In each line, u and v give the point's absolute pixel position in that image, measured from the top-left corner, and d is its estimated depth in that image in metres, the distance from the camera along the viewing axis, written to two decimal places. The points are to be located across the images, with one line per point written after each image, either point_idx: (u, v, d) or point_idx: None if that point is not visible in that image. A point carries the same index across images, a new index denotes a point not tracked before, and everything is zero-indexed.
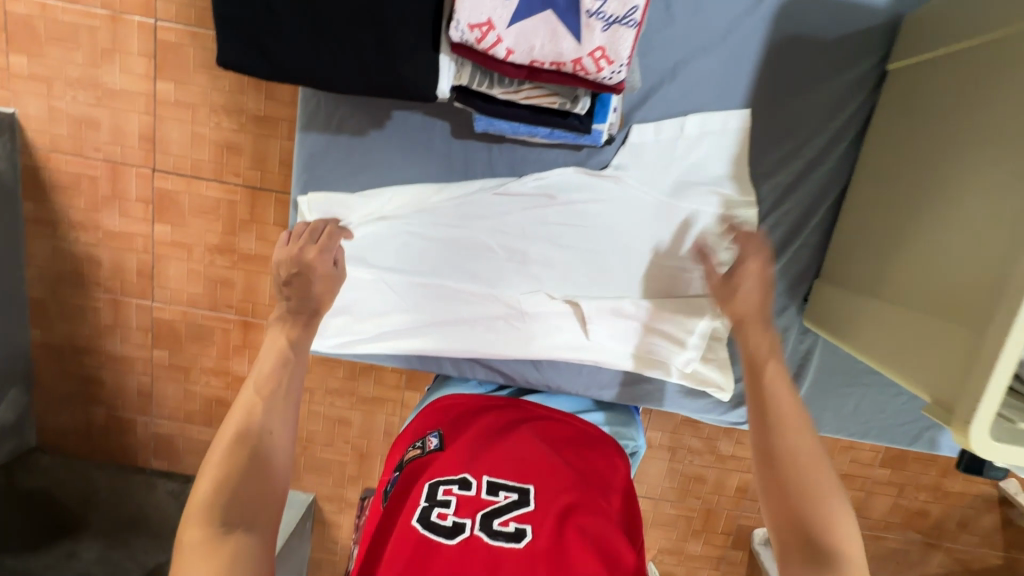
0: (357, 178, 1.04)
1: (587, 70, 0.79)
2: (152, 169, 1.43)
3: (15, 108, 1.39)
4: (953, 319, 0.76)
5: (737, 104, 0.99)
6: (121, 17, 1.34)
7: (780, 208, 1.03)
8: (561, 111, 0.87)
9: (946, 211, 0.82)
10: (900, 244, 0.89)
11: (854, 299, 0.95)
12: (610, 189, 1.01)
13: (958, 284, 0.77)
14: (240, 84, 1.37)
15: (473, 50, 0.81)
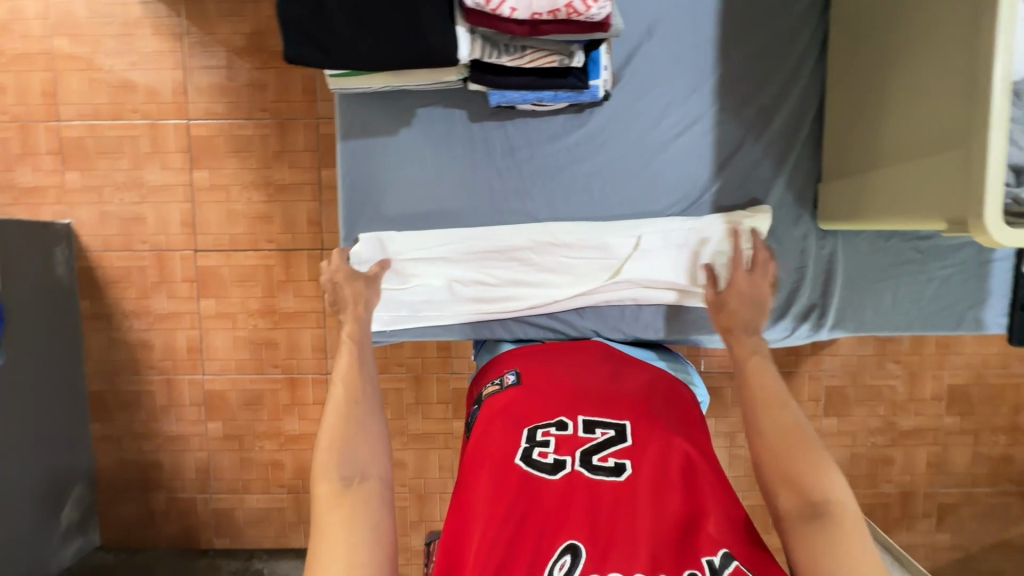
0: (383, 182, 0.94)
1: (579, 12, 0.72)
2: (194, 250, 1.56)
3: (72, 218, 1.56)
4: (939, 143, 0.73)
5: (708, 45, 0.92)
6: (159, 123, 1.54)
7: (769, 130, 0.94)
8: (561, 68, 0.79)
9: (905, 55, 0.79)
10: (876, 105, 0.85)
11: (852, 178, 0.88)
12: (626, 147, 0.94)
13: (935, 113, 0.74)
14: (265, 160, 1.54)
15: (476, 14, 0.74)
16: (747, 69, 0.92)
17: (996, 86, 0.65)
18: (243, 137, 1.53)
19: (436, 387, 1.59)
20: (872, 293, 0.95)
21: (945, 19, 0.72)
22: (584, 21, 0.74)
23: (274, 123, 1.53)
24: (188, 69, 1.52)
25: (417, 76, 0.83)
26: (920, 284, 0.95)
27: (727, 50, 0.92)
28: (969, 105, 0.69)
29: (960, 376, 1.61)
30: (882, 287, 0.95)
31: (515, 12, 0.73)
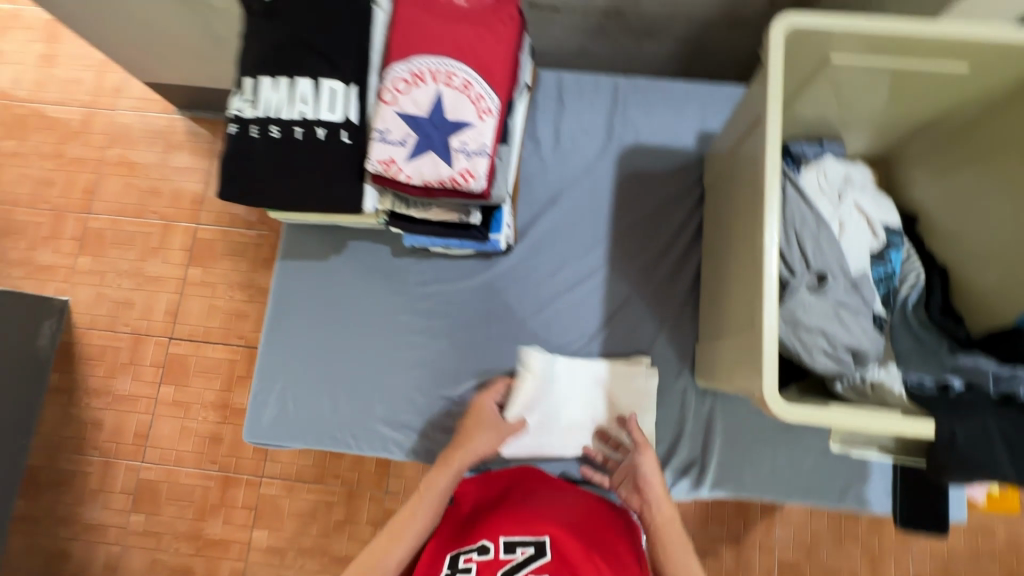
0: (304, 303, 1.00)
1: (460, 184, 0.72)
2: (169, 338, 1.67)
3: (71, 296, 1.71)
4: (740, 323, 0.70)
5: (602, 212, 0.99)
6: (172, 224, 1.75)
7: (653, 288, 0.97)
8: (462, 223, 0.83)
9: (729, 232, 0.77)
10: (714, 272, 0.84)
11: (706, 342, 0.83)
12: (519, 290, 0.98)
13: (737, 292, 0.72)
14: (254, 265, 1.70)
15: (378, 177, 0.73)
16: (634, 235, 0.98)
17: (770, 275, 0.62)
18: (240, 244, 1.72)
19: (368, 506, 1.54)
20: (756, 457, 0.94)
21: (743, 209, 0.72)
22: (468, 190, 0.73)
23: (270, 235, 1.72)
24: (209, 183, 1.77)
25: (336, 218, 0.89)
26: (801, 452, 0.94)
27: (617, 217, 0.98)
28: (751, 291, 0.66)
29: (927, 566, 1.48)
30: (766, 453, 0.94)
31: (409, 178, 0.71)
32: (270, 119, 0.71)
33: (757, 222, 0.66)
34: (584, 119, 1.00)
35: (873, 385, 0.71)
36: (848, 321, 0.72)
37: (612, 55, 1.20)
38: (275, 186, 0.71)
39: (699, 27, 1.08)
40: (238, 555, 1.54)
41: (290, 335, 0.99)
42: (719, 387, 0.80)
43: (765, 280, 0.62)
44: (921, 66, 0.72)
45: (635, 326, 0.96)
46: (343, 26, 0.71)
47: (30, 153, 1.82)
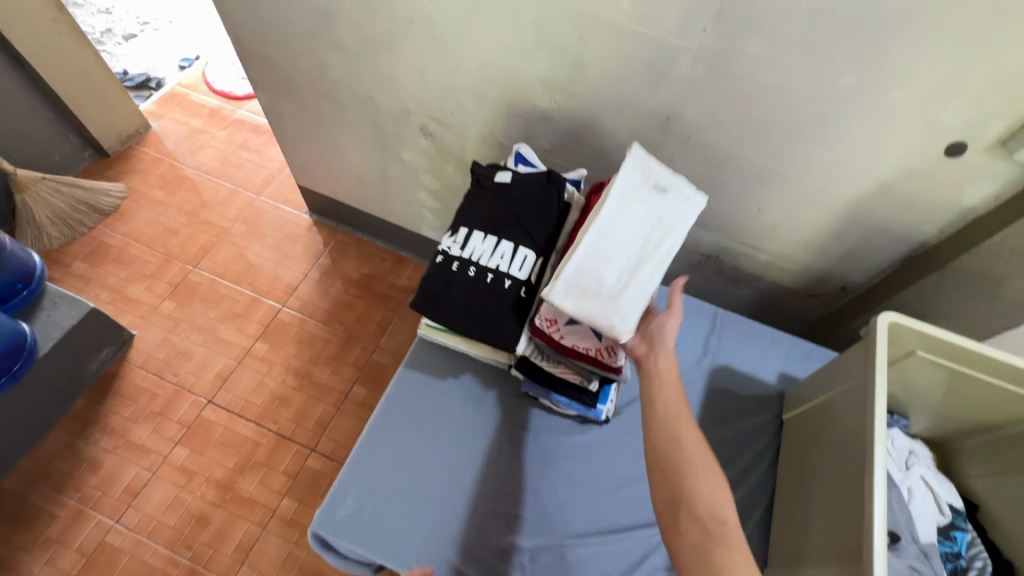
0: (415, 406, 0.99)
1: None
2: (208, 400, 1.69)
3: (138, 332, 1.78)
4: (834, 556, 0.75)
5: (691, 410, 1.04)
6: (260, 299, 1.90)
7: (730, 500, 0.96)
8: (579, 386, 0.94)
9: (816, 468, 0.87)
10: (792, 499, 0.90)
11: (781, 571, 0.85)
12: (609, 458, 0.97)
13: (831, 525, 0.78)
14: (317, 358, 1.79)
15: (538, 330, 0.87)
16: (717, 440, 1.02)
17: (876, 524, 0.70)
18: (312, 335, 1.84)
19: None
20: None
21: (840, 450, 0.82)
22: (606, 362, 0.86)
23: (342, 335, 1.84)
24: (308, 275, 1.96)
25: (468, 346, 0.99)
26: None
27: (706, 419, 1.04)
28: (853, 528, 0.73)
29: None
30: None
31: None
32: (472, 262, 0.89)
33: (859, 475, 0.76)
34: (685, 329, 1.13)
35: None
36: None
37: (700, 286, 1.44)
38: (456, 313, 0.87)
39: (779, 288, 1.32)
40: None
41: (388, 428, 0.96)
42: None
43: (871, 528, 0.69)
44: (983, 379, 0.88)
45: None
46: (548, 216, 0.92)
47: (172, 205, 2.09)
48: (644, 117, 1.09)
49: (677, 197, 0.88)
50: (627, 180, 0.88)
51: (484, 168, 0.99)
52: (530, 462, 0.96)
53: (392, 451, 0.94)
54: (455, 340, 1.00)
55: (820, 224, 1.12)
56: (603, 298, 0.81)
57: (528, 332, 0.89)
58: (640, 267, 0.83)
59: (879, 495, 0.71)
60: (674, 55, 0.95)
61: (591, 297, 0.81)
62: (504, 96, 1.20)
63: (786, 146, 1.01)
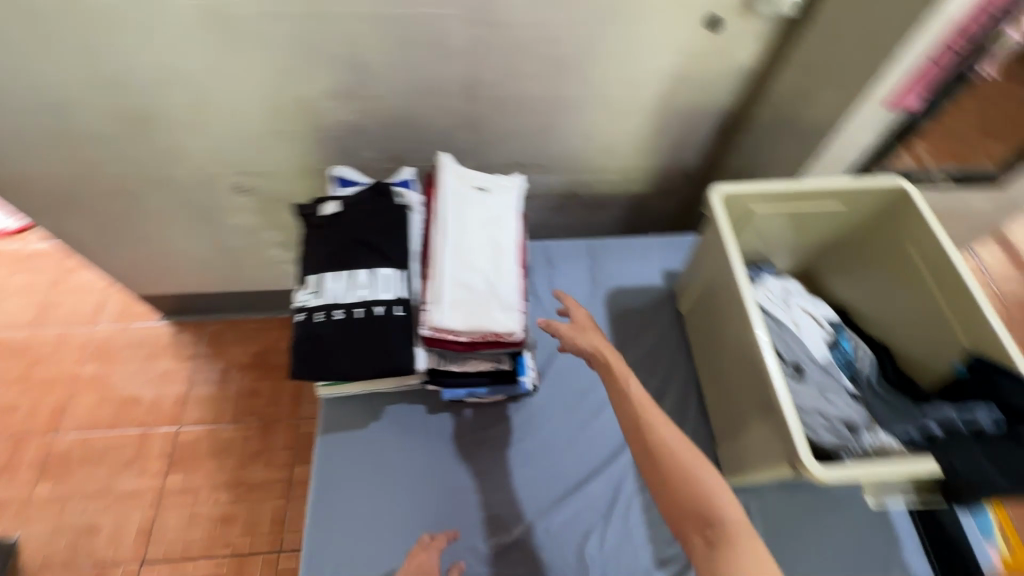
0: (349, 468, 0.94)
1: (498, 335, 0.85)
2: (141, 562, 1.49)
3: (21, 534, 1.51)
4: (758, 409, 0.82)
5: (605, 340, 1.08)
6: (150, 431, 1.68)
7: (668, 403, 1.01)
8: (495, 371, 0.94)
9: (719, 342, 0.94)
10: (713, 377, 0.97)
11: (725, 441, 0.93)
12: (551, 421, 0.99)
13: (746, 384, 0.85)
14: (242, 460, 1.64)
15: (430, 338, 0.85)
16: (636, 357, 1.06)
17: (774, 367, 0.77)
18: (226, 439, 1.67)
19: None
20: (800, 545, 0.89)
21: (729, 317, 0.89)
22: (504, 338, 0.86)
23: (258, 425, 1.69)
24: (193, 382, 1.77)
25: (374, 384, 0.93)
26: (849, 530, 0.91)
27: (620, 342, 1.08)
28: (762, 378, 0.80)
29: None
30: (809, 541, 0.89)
31: (458, 336, 0.84)
32: (336, 305, 0.83)
33: (747, 336, 0.83)
34: (567, 276, 1.16)
35: None
36: (836, 398, 0.87)
37: (573, 223, 1.48)
38: (341, 361, 0.81)
39: (637, 197, 1.40)
40: None
41: (330, 502, 0.91)
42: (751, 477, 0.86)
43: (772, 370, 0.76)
44: (811, 207, 0.99)
45: None
46: (393, 227, 0.89)
47: None
48: (447, 93, 1.07)
49: (498, 196, 0.95)
50: (452, 192, 0.91)
51: (307, 205, 0.92)
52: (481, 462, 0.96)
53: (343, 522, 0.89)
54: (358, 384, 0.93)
55: (642, 129, 1.19)
56: (484, 300, 0.85)
57: (422, 345, 0.87)
58: (499, 256, 0.89)
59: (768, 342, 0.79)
60: (443, 24, 0.94)
61: (473, 303, 0.84)
62: (304, 123, 1.12)
63: (582, 73, 1.04)
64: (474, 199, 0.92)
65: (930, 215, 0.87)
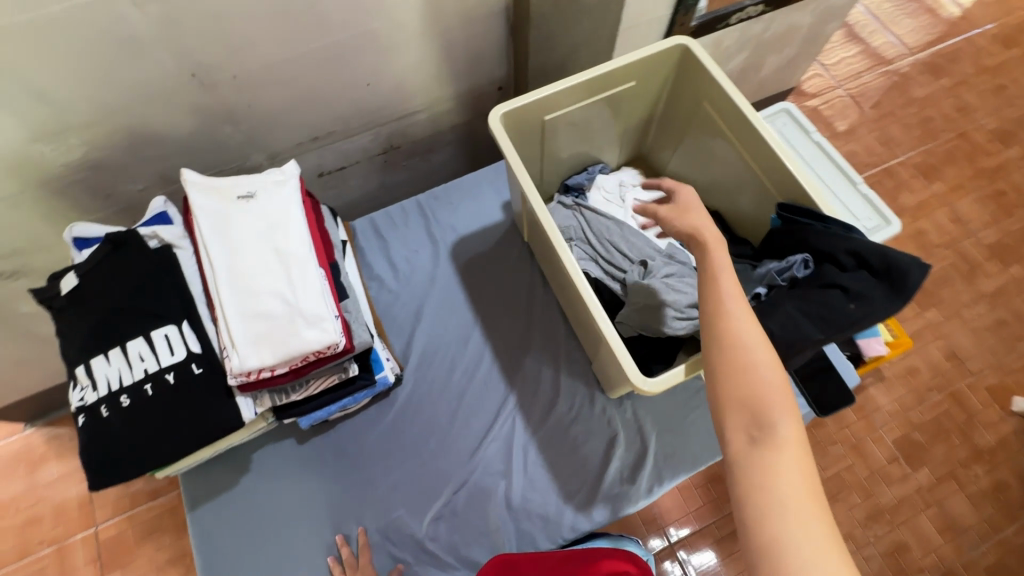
0: (231, 534, 0.87)
1: (318, 352, 0.76)
2: None
3: None
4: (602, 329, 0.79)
5: (460, 299, 1.02)
6: (67, 542, 1.55)
7: (537, 341, 0.97)
8: (345, 380, 0.85)
9: (559, 267, 0.89)
10: (568, 301, 0.94)
11: (596, 359, 0.91)
12: (427, 403, 0.94)
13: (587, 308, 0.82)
14: (177, 532, 1.54)
15: (250, 383, 0.76)
16: (494, 304, 1.01)
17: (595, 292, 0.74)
18: (151, 520, 1.56)
19: None
20: (690, 428, 0.92)
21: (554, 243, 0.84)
22: (328, 352, 0.77)
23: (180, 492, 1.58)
24: None
25: (222, 445, 0.84)
26: None
27: (476, 295, 1.02)
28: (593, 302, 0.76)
29: (895, 427, 1.56)
30: (697, 423, 0.92)
31: (275, 370, 0.75)
32: (119, 391, 0.71)
33: (568, 263, 0.79)
34: (408, 241, 1.06)
35: None
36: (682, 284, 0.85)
37: (410, 177, 1.36)
38: (150, 449, 0.71)
39: (461, 127, 1.28)
40: None
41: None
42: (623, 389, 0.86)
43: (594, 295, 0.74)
44: (609, 95, 0.91)
45: (544, 378, 0.95)
46: (154, 278, 0.75)
47: None
48: (175, 89, 0.89)
49: (267, 197, 0.80)
50: (208, 215, 0.78)
51: (45, 287, 0.76)
52: (367, 472, 0.91)
53: None
54: (204, 452, 0.83)
55: (427, 58, 1.05)
56: (286, 323, 0.74)
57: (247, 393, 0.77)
58: (285, 262, 0.77)
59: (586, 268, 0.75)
60: (109, 13, 0.74)
61: (275, 332, 0.74)
62: (25, 182, 0.92)
63: (321, 19, 0.88)
64: (234, 211, 0.78)
65: (716, 70, 0.81)
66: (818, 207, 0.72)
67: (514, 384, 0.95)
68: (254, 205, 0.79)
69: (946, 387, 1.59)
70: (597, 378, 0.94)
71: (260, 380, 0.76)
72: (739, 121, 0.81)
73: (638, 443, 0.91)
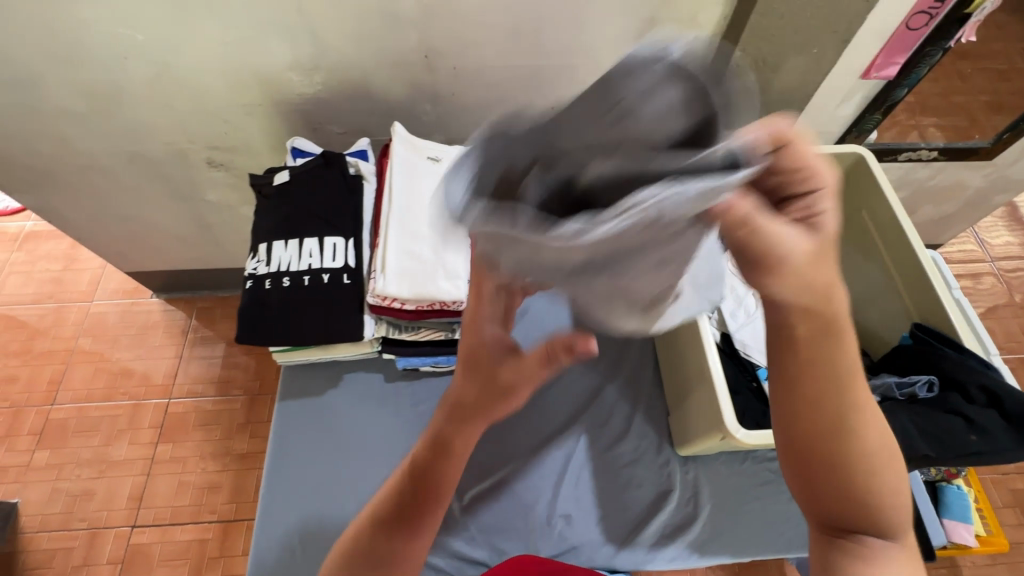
0: (304, 431, 0.96)
1: (445, 304, 0.85)
2: (131, 526, 1.55)
3: (21, 497, 1.59)
4: (700, 377, 0.82)
5: None
6: (142, 403, 1.74)
7: (622, 376, 1.01)
8: (449, 339, 0.94)
9: None
10: (666, 347, 0.97)
11: (674, 411, 0.93)
12: None
13: (690, 353, 0.85)
14: (229, 432, 1.69)
15: (380, 308, 0.86)
16: None
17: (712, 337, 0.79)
18: (213, 412, 1.72)
19: None
20: (747, 514, 0.89)
21: None
22: (452, 307, 0.86)
23: (246, 399, 1.73)
24: (184, 358, 1.82)
25: (332, 351, 0.96)
26: (787, 502, 0.90)
27: None
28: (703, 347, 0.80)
29: None
30: (756, 512, 0.90)
31: (404, 305, 0.85)
32: (283, 273, 0.85)
33: None
34: None
35: None
36: None
37: None
38: (287, 328, 0.83)
39: None
40: None
41: (282, 463, 0.94)
42: (694, 446, 0.87)
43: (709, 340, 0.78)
44: None
45: (618, 410, 0.98)
46: (342, 196, 0.89)
47: None
48: (407, 64, 1.06)
49: (450, 165, 0.94)
50: (402, 162, 0.92)
51: (261, 176, 0.93)
52: None
53: (295, 480, 0.92)
54: (317, 351, 0.95)
55: None
56: (430, 269, 0.85)
57: (372, 314, 0.87)
58: None
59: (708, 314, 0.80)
60: None
61: (418, 273, 0.84)
62: (267, 98, 1.13)
63: (541, 41, 1.02)
64: (422, 165, 0.92)
65: (886, 185, 0.85)
66: (960, 337, 0.73)
67: (589, 406, 0.98)
68: (438, 168, 0.93)
69: None
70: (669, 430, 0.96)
71: (388, 308, 0.87)
72: (893, 236, 0.84)
73: (688, 505, 0.91)
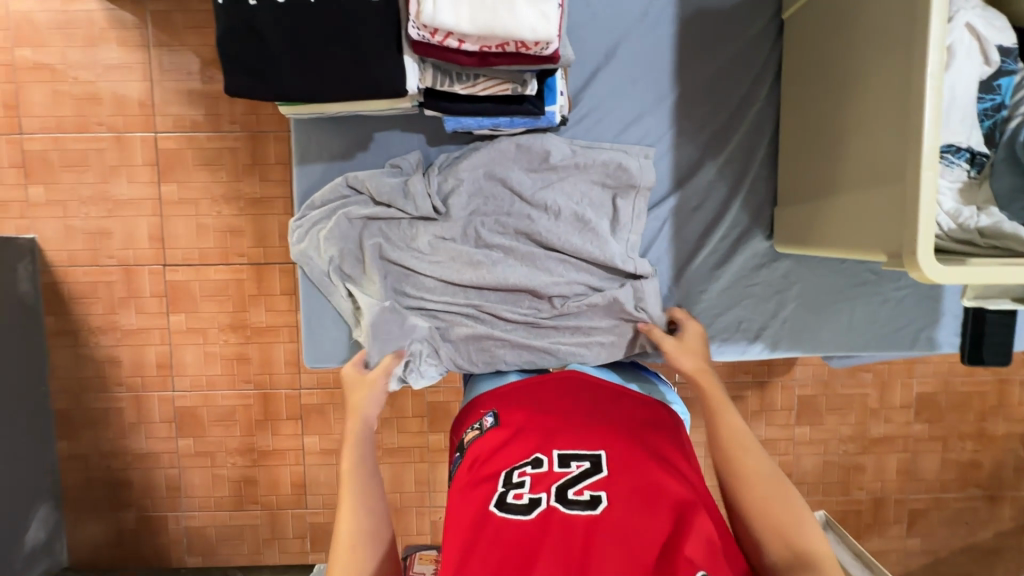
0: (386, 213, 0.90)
1: (526, 48, 0.68)
2: (163, 265, 1.53)
3: (36, 233, 1.52)
4: (874, 176, 0.69)
5: (667, 83, 0.90)
6: (126, 135, 1.51)
7: (721, 159, 0.90)
8: (515, 96, 0.76)
9: (846, 84, 0.74)
10: (816, 128, 0.81)
11: (795, 206, 0.85)
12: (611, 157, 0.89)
13: (870, 141, 0.69)
14: (236, 173, 1.51)
15: (427, 47, 0.69)
16: (703, 93, 0.90)
17: (925, 126, 0.61)
18: (213, 150, 1.51)
19: (411, 402, 1.55)
20: (831, 314, 0.89)
21: (883, 46, 0.67)
22: (534, 54, 0.69)
23: (247, 137, 1.51)
24: (155, 80, 1.49)
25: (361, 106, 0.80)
26: (878, 304, 0.89)
27: (685, 79, 0.90)
28: (902, 128, 0.63)
29: (927, 383, 1.62)
30: (841, 313, 0.89)
31: (463, 44, 0.68)
32: None
33: (902, 78, 0.64)
34: None
35: (982, 231, 0.69)
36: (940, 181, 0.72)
37: None
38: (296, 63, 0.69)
39: None
40: (295, 459, 1.58)
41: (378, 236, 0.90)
42: (820, 250, 0.80)
43: (920, 131, 0.61)
44: None
45: (715, 200, 0.91)
46: None
47: None
48: None
49: None
50: None
51: None
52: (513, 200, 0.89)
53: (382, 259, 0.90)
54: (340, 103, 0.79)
55: None
56: None
57: (414, 55, 0.71)
58: None
59: (930, 94, 0.60)
60: None
61: None
62: None
63: None
64: None
65: None
66: None
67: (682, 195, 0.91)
68: None
69: (997, 374, 1.61)
70: (769, 223, 0.90)
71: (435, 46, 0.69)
72: None
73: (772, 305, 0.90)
